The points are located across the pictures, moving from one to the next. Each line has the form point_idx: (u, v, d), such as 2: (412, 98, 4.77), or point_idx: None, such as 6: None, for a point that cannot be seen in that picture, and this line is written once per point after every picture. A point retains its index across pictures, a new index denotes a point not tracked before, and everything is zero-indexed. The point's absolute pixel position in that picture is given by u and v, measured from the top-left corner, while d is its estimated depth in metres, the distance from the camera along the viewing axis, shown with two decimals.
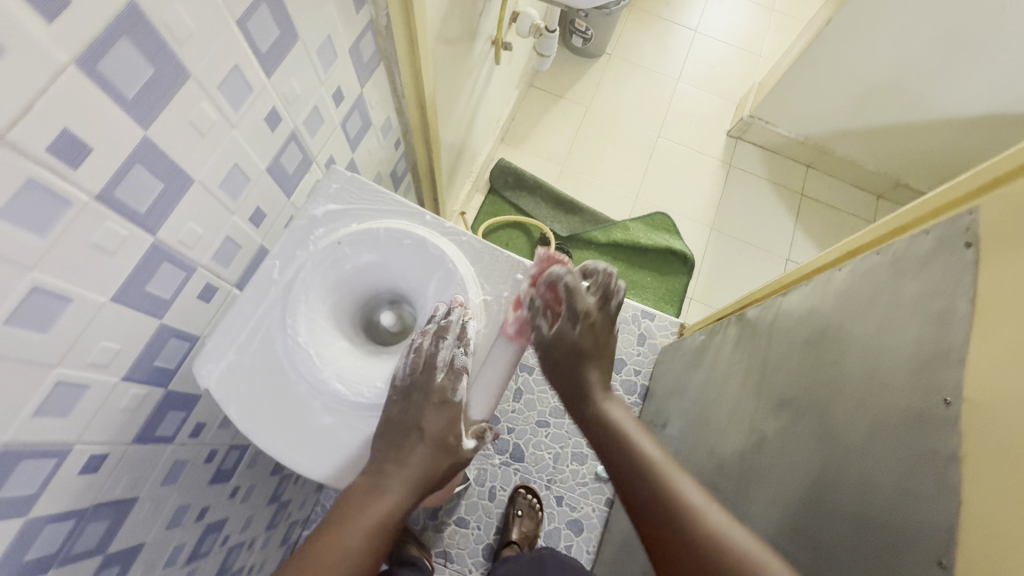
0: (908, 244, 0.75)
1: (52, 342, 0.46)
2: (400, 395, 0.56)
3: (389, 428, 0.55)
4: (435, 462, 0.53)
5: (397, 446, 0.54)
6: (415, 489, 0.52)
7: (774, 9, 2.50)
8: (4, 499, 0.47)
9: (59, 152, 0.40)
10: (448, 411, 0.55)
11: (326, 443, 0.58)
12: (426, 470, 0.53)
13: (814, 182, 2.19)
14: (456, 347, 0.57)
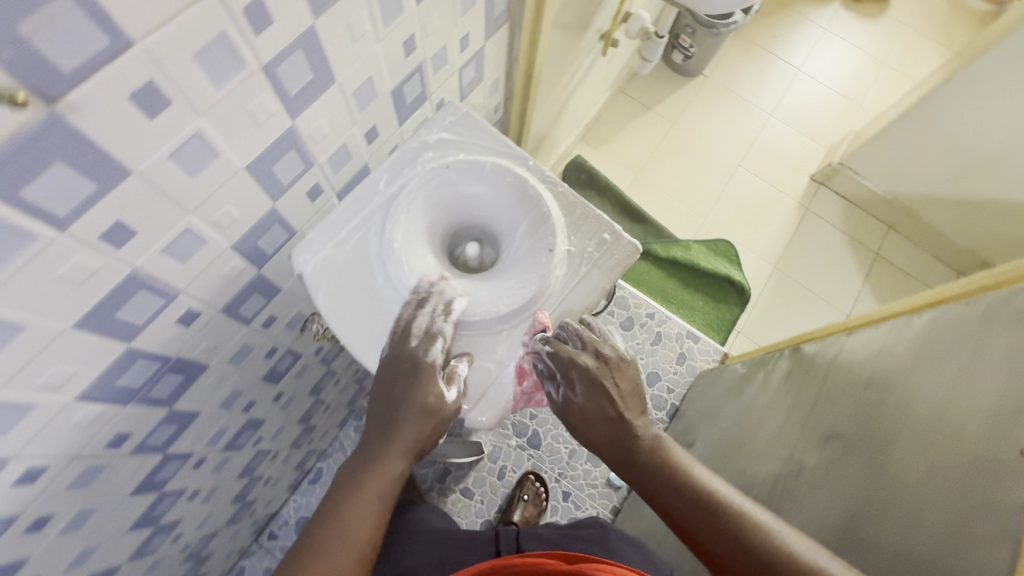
0: (1003, 296, 0.72)
1: (194, 189, 0.51)
2: (382, 367, 0.57)
3: (376, 400, 0.57)
4: (421, 428, 0.55)
5: (384, 415, 0.55)
6: (410, 456, 0.55)
7: (886, 63, 2.41)
8: (120, 320, 0.53)
9: (250, 16, 0.44)
10: (422, 374, 0.56)
11: None
12: (417, 437, 0.55)
13: (893, 244, 2.09)
14: (437, 315, 0.57)
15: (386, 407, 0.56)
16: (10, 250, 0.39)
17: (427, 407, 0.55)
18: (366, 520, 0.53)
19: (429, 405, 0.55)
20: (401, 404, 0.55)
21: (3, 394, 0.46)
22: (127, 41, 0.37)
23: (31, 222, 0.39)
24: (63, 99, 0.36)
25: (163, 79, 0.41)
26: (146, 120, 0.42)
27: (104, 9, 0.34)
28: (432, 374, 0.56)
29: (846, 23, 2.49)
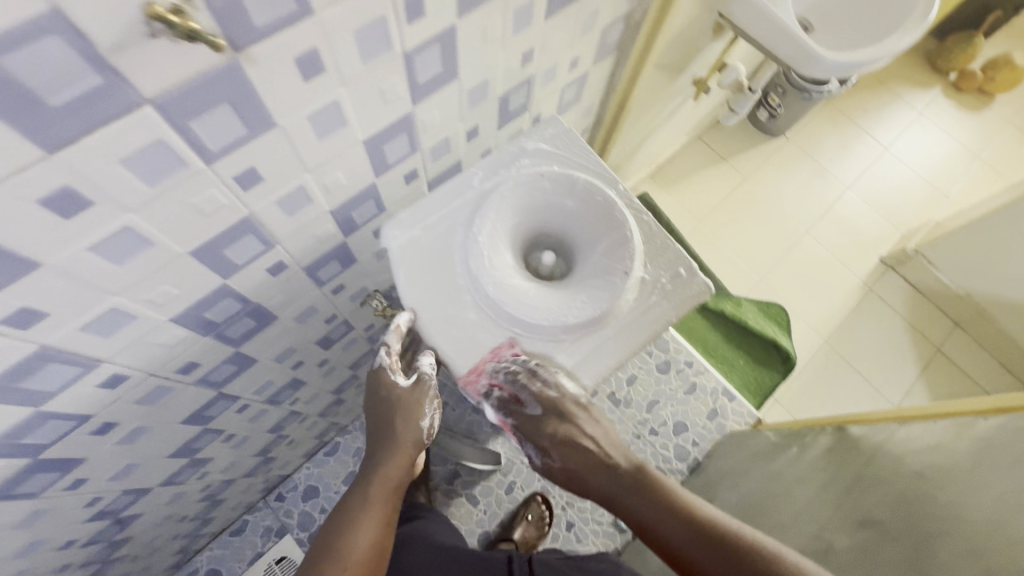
0: None
1: (318, 152, 0.55)
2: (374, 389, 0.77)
3: (371, 409, 0.77)
4: (411, 427, 0.75)
5: (382, 420, 0.75)
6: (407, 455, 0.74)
7: (980, 158, 2.33)
8: (224, 256, 0.57)
9: (407, 5, 0.48)
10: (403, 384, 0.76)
11: (462, 338, 0.63)
12: (415, 437, 0.75)
13: (957, 343, 1.98)
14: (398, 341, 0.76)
15: (384, 417, 0.76)
16: (165, 172, 0.43)
17: (412, 405, 0.76)
18: (380, 509, 0.70)
19: (416, 406, 0.76)
20: (394, 405, 0.76)
21: (115, 300, 0.50)
22: (310, 9, 0.41)
23: (187, 150, 0.43)
24: (247, 50, 0.40)
25: (325, 48, 0.45)
26: (301, 81, 0.46)
27: None
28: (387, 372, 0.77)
29: (943, 110, 2.42)
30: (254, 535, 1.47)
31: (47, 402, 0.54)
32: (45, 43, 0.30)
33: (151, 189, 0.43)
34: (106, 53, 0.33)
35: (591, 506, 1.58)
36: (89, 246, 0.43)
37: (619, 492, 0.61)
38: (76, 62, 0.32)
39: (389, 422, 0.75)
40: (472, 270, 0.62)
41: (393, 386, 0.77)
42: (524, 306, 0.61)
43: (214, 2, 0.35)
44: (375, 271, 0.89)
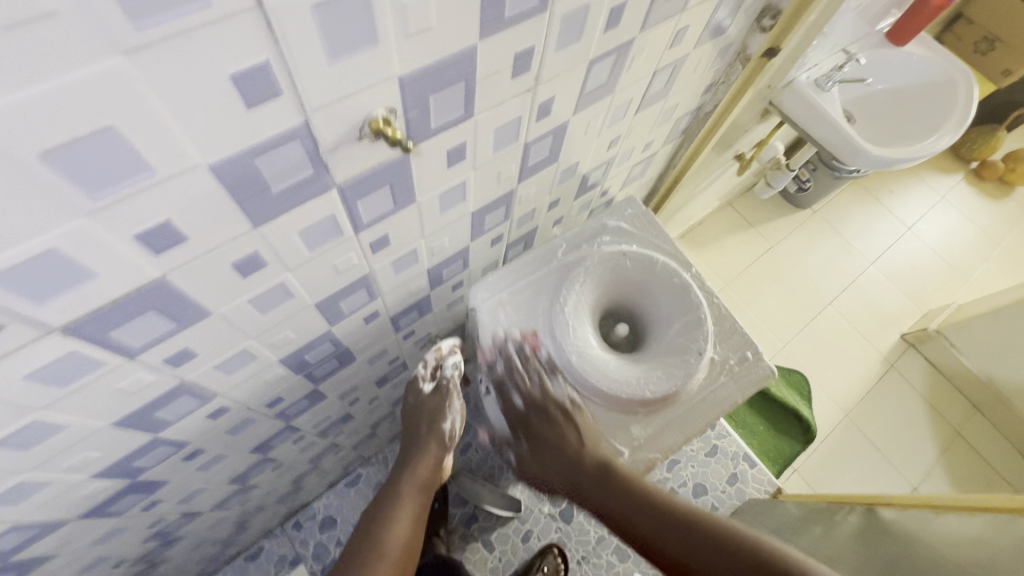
0: None
1: (436, 222, 0.61)
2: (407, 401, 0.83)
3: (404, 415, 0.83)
4: (435, 428, 0.80)
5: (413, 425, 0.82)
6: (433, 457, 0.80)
7: (999, 245, 2.39)
8: (338, 307, 0.62)
9: (540, 109, 0.55)
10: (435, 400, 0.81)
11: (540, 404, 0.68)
12: (438, 437, 0.80)
13: (978, 428, 1.99)
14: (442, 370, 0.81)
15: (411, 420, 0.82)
16: (325, 240, 0.49)
17: (431, 408, 0.81)
18: (412, 504, 0.76)
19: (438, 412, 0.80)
20: (422, 409, 0.81)
21: (249, 342, 0.55)
22: (472, 114, 0.47)
23: (347, 223, 0.49)
24: (418, 146, 0.46)
25: (471, 143, 0.51)
26: (446, 167, 0.52)
27: (476, 92, 0.45)
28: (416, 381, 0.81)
29: (963, 196, 2.50)
30: (267, 563, 1.43)
31: (163, 429, 0.58)
32: (288, 146, 0.36)
33: (308, 254, 0.49)
34: (324, 153, 0.39)
35: (608, 562, 1.48)
36: (250, 299, 0.48)
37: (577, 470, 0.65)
38: (302, 159, 0.38)
39: (417, 427, 0.81)
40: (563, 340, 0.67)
41: (417, 392, 0.81)
42: (604, 376, 0.66)
43: (410, 112, 0.41)
44: (441, 320, 0.93)
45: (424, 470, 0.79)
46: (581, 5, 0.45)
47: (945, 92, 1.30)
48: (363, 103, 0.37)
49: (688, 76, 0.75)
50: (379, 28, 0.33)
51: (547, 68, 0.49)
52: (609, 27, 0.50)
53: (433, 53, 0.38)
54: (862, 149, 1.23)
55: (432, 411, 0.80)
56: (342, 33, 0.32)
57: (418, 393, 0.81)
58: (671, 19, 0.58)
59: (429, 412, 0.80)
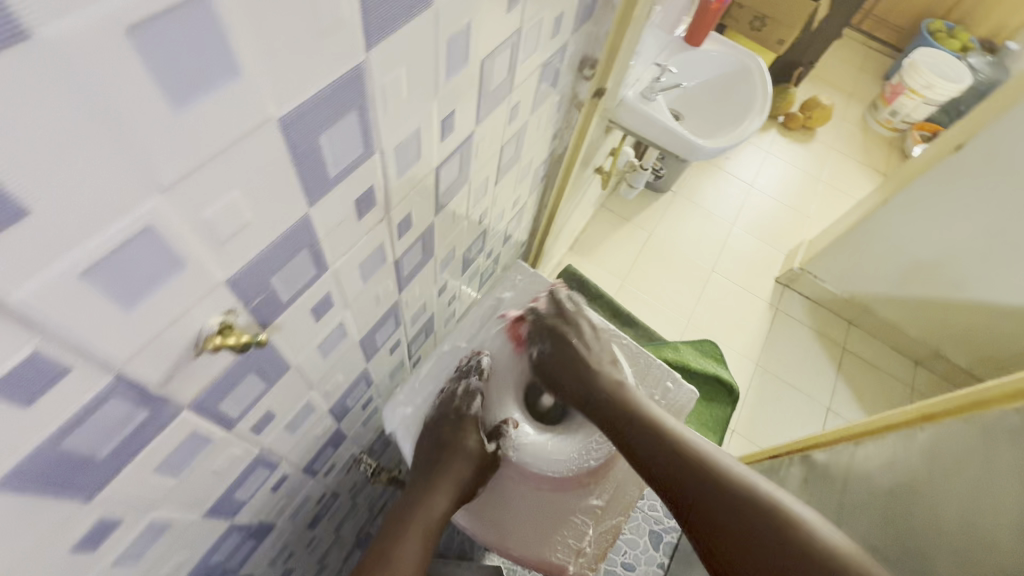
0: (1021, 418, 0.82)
1: (323, 368, 0.54)
2: (437, 419, 0.66)
3: (437, 438, 0.65)
4: (466, 478, 0.62)
5: (435, 459, 0.63)
6: (452, 500, 0.61)
7: (821, 180, 2.80)
8: (235, 498, 0.53)
9: (400, 228, 0.51)
10: (466, 423, 0.65)
11: (498, 494, 0.67)
12: (457, 478, 0.62)
13: (856, 338, 2.29)
14: (475, 378, 0.68)
15: (437, 444, 0.64)
16: (192, 456, 0.40)
17: (472, 455, 0.63)
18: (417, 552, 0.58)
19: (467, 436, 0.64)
20: (457, 452, 0.63)
21: None
22: (327, 267, 0.43)
23: (214, 429, 0.41)
24: (274, 324, 0.40)
25: (336, 289, 0.47)
26: (315, 322, 0.46)
27: (325, 249, 0.41)
28: (470, 422, 0.65)
29: (782, 147, 2.89)
30: None
31: None
32: (105, 407, 0.29)
33: (174, 481, 0.40)
34: (157, 388, 0.32)
35: None
36: (113, 561, 0.39)
37: (663, 452, 0.62)
38: (128, 410, 0.31)
39: (440, 445, 0.64)
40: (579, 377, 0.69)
41: (470, 433, 0.64)
42: (548, 462, 0.67)
43: (253, 301, 0.36)
44: (361, 437, 0.85)
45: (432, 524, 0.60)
46: (411, 129, 0.42)
47: (744, 77, 1.49)
48: (186, 325, 0.31)
49: (533, 136, 0.76)
50: (180, 249, 0.27)
51: (394, 195, 0.46)
52: (446, 134, 0.49)
53: (261, 242, 0.33)
54: (696, 145, 1.36)
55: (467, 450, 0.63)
56: (131, 278, 0.26)
57: (470, 438, 0.64)
58: (504, 102, 0.58)
59: (470, 461, 0.63)
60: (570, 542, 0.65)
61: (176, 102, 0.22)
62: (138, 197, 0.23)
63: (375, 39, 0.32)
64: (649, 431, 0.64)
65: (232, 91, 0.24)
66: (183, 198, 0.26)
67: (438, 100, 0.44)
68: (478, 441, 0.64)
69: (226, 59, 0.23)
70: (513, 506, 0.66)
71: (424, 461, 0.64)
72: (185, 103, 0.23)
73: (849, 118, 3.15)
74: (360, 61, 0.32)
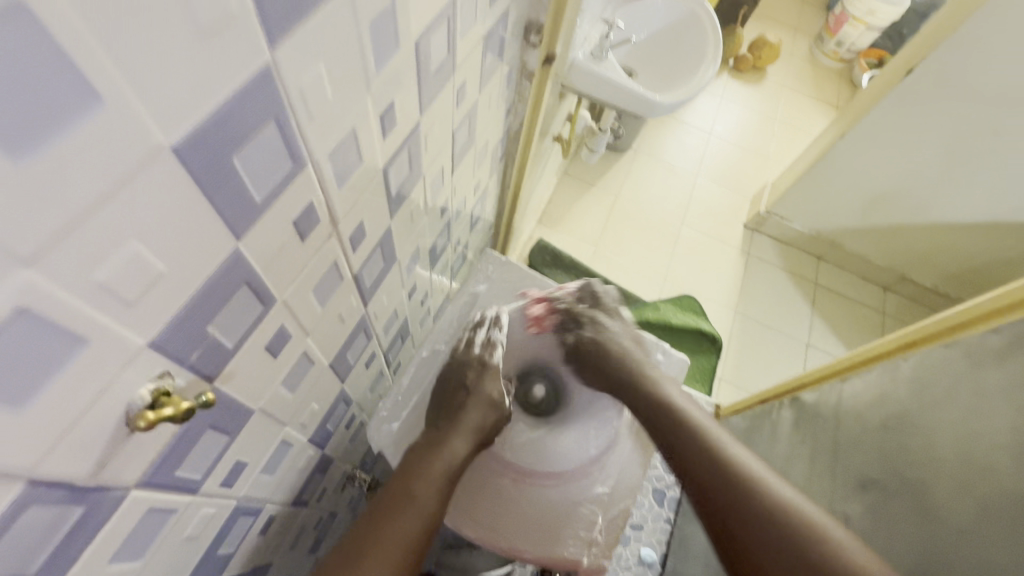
0: (1004, 338, 0.83)
1: (293, 402, 0.50)
2: (451, 369, 0.66)
3: (452, 386, 0.65)
4: (484, 421, 0.63)
5: (452, 408, 0.63)
6: (471, 444, 0.61)
7: (777, 119, 2.81)
8: (219, 554, 0.49)
9: (352, 240, 0.46)
10: (488, 370, 0.66)
11: (502, 497, 0.65)
12: (477, 421, 0.62)
13: (827, 273, 2.34)
14: (492, 328, 0.68)
15: (455, 389, 0.64)
16: (154, 533, 0.36)
17: (490, 401, 0.64)
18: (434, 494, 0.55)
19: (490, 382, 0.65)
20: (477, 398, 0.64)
21: None
22: (274, 300, 0.38)
23: (176, 499, 0.36)
24: (222, 375, 0.35)
25: (291, 320, 0.42)
26: (273, 360, 0.42)
27: (268, 283, 0.36)
28: (492, 368, 0.67)
29: (735, 91, 2.87)
30: None
31: None
32: (24, 519, 0.24)
33: (139, 562, 0.36)
34: (89, 479, 0.27)
35: None
36: None
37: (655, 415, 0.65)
38: (55, 513, 0.26)
39: (456, 393, 0.64)
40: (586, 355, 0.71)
41: (490, 378, 0.66)
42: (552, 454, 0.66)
43: (189, 358, 0.31)
44: (350, 454, 0.81)
45: (451, 467, 0.58)
46: (346, 132, 0.37)
47: (694, 24, 1.45)
48: (109, 404, 0.26)
49: (485, 116, 0.71)
50: (76, 326, 0.22)
51: (339, 208, 0.41)
52: (388, 129, 0.43)
53: (185, 292, 0.28)
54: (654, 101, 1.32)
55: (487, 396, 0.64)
56: (15, 371, 0.21)
57: (491, 388, 0.65)
58: (448, 85, 0.53)
59: (490, 406, 0.64)
60: (581, 534, 0.63)
61: (15, 150, 0.17)
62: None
63: (279, 35, 0.26)
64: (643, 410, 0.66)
65: (95, 123, 0.19)
66: (62, 265, 0.20)
67: (373, 94, 0.38)
68: (496, 392, 0.65)
69: (78, 86, 0.18)
70: (518, 506, 0.64)
71: (438, 409, 0.64)
72: (32, 148, 0.18)
73: (796, 53, 3.14)
74: (266, 63, 0.26)
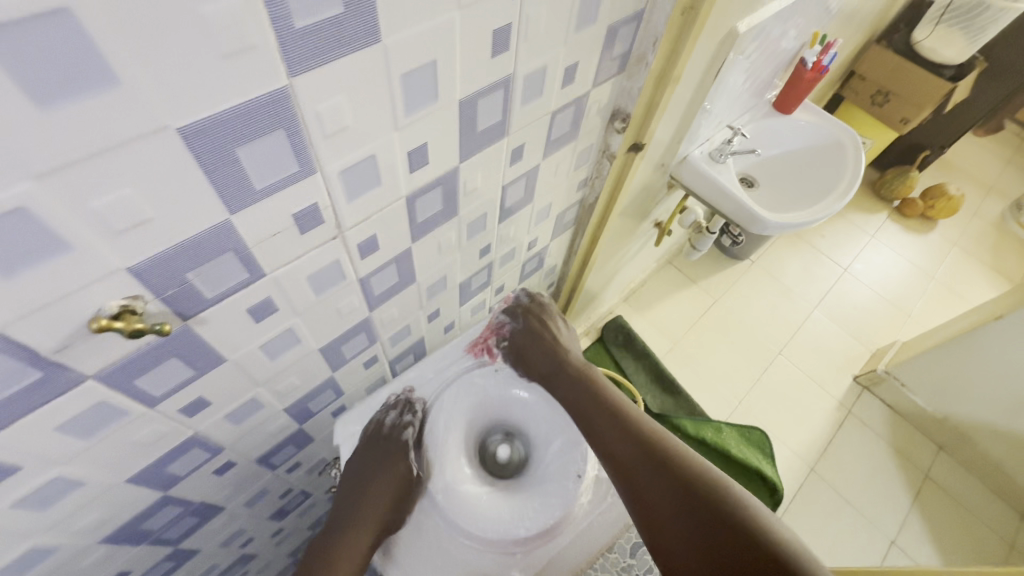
0: None
1: (270, 367, 0.56)
2: (360, 446, 0.67)
3: (361, 462, 0.66)
4: (387, 505, 0.64)
5: (359, 484, 0.65)
6: (373, 535, 0.63)
7: (935, 277, 2.46)
8: (167, 472, 0.55)
9: (362, 247, 0.52)
10: (389, 452, 0.66)
11: (427, 551, 0.65)
12: (378, 512, 0.64)
13: (944, 467, 1.95)
14: (398, 416, 0.69)
15: (360, 468, 0.66)
16: (103, 424, 0.43)
17: (395, 478, 0.65)
18: None
19: (391, 459, 0.66)
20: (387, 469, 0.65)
21: (38, 539, 0.47)
22: (263, 273, 0.44)
23: (130, 403, 0.43)
24: (195, 318, 0.42)
25: (280, 295, 0.48)
26: (254, 323, 0.48)
27: (256, 257, 0.42)
28: (401, 448, 0.67)
29: (892, 234, 2.59)
30: None
31: None
32: None
33: (84, 443, 0.43)
34: (50, 354, 0.34)
35: None
36: (13, 503, 0.42)
37: (616, 436, 0.65)
38: (16, 368, 0.33)
39: (361, 470, 0.65)
40: (542, 364, 0.73)
41: (393, 458, 0.66)
42: (475, 519, 0.63)
43: (166, 292, 0.38)
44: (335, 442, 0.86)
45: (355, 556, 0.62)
46: (365, 155, 0.43)
47: (837, 152, 1.37)
48: (79, 301, 0.33)
49: (549, 181, 0.75)
50: (65, 234, 0.30)
51: (346, 217, 0.47)
52: (416, 165, 0.49)
53: (170, 239, 0.35)
54: (760, 221, 1.26)
55: (389, 478, 0.65)
56: (8, 251, 0.28)
57: (405, 463, 0.66)
58: (499, 143, 0.58)
59: (397, 485, 0.65)
60: None
61: (41, 100, 0.24)
62: (6, 180, 0.26)
63: (300, 67, 0.33)
64: (599, 420, 0.67)
65: (111, 97, 0.26)
66: (60, 187, 0.28)
67: (401, 132, 0.44)
68: (411, 466, 0.66)
69: (103, 68, 0.25)
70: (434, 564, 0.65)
71: (348, 489, 0.65)
72: (54, 103, 0.25)
73: (982, 215, 2.76)
74: (282, 86, 0.33)
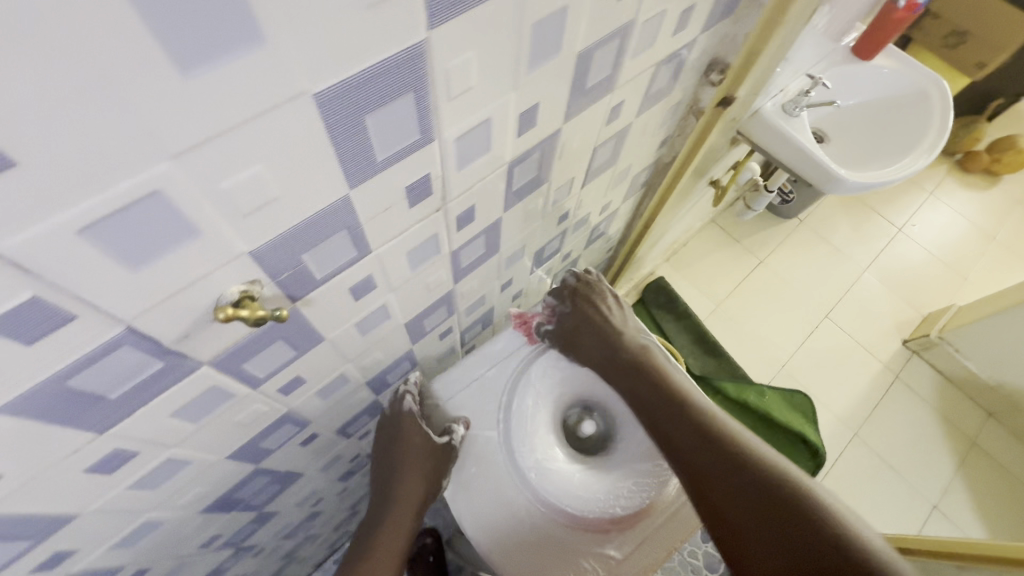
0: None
1: (361, 344, 0.53)
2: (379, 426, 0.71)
3: (382, 444, 0.70)
4: (415, 476, 0.67)
5: (388, 465, 0.69)
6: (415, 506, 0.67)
7: (995, 238, 2.33)
8: (261, 447, 0.55)
9: (460, 219, 0.48)
10: (405, 430, 0.68)
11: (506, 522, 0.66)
12: (411, 485, 0.67)
13: (991, 435, 1.91)
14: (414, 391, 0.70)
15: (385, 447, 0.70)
16: (214, 407, 0.42)
17: (415, 450, 0.67)
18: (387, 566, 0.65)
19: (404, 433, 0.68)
20: (412, 452, 0.68)
21: (148, 514, 0.48)
22: (369, 251, 0.41)
23: (237, 386, 0.42)
24: (303, 299, 0.39)
25: (379, 273, 0.45)
26: (353, 302, 0.45)
27: (366, 235, 0.39)
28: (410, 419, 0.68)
29: (951, 191, 2.43)
30: None
31: None
32: (115, 354, 0.29)
33: (194, 426, 0.42)
34: (172, 344, 0.32)
35: None
36: (130, 484, 0.41)
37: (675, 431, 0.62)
38: (141, 359, 0.31)
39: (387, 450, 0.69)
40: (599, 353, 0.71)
41: (405, 432, 0.68)
42: (563, 494, 0.64)
43: (280, 275, 0.35)
44: None
45: (403, 530, 0.67)
46: (481, 119, 0.38)
47: (920, 103, 1.24)
48: (203, 288, 0.31)
49: (635, 141, 0.69)
50: (195, 219, 0.26)
51: (453, 187, 0.43)
52: (524, 129, 0.44)
53: (290, 220, 0.31)
54: (832, 182, 1.18)
55: (408, 453, 0.67)
56: (141, 240, 0.25)
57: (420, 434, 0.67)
58: (602, 100, 0.52)
59: (419, 456, 0.67)
60: None
61: (182, 67, 0.20)
62: (146, 161, 0.22)
63: (440, 17, 0.28)
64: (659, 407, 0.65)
65: (250, 60, 0.22)
66: (196, 168, 0.24)
67: (518, 91, 0.39)
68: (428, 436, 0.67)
69: (249, 26, 0.21)
70: (520, 539, 0.65)
71: (382, 471, 0.70)
72: (195, 70, 0.21)
73: None
74: (419, 41, 0.28)
